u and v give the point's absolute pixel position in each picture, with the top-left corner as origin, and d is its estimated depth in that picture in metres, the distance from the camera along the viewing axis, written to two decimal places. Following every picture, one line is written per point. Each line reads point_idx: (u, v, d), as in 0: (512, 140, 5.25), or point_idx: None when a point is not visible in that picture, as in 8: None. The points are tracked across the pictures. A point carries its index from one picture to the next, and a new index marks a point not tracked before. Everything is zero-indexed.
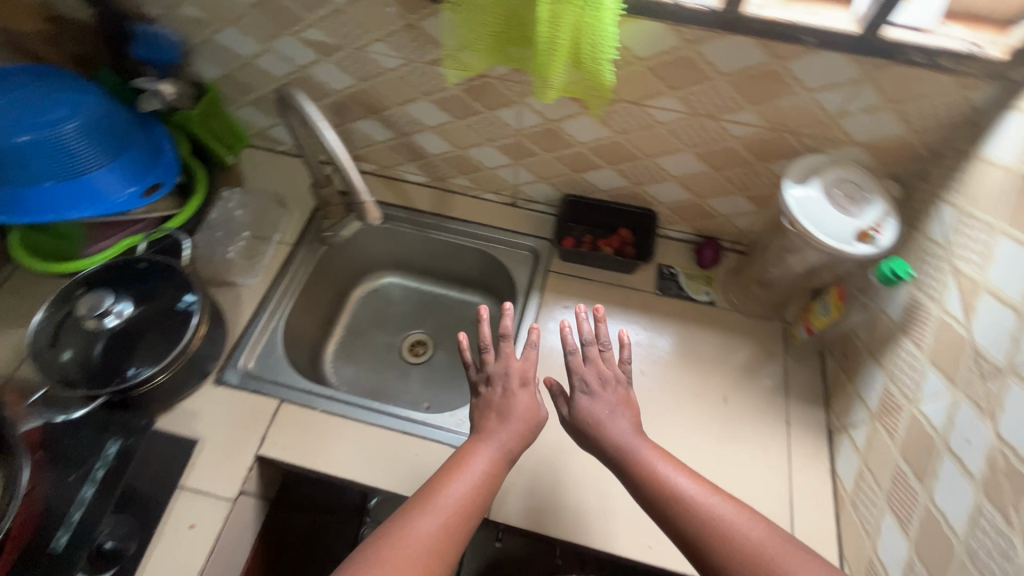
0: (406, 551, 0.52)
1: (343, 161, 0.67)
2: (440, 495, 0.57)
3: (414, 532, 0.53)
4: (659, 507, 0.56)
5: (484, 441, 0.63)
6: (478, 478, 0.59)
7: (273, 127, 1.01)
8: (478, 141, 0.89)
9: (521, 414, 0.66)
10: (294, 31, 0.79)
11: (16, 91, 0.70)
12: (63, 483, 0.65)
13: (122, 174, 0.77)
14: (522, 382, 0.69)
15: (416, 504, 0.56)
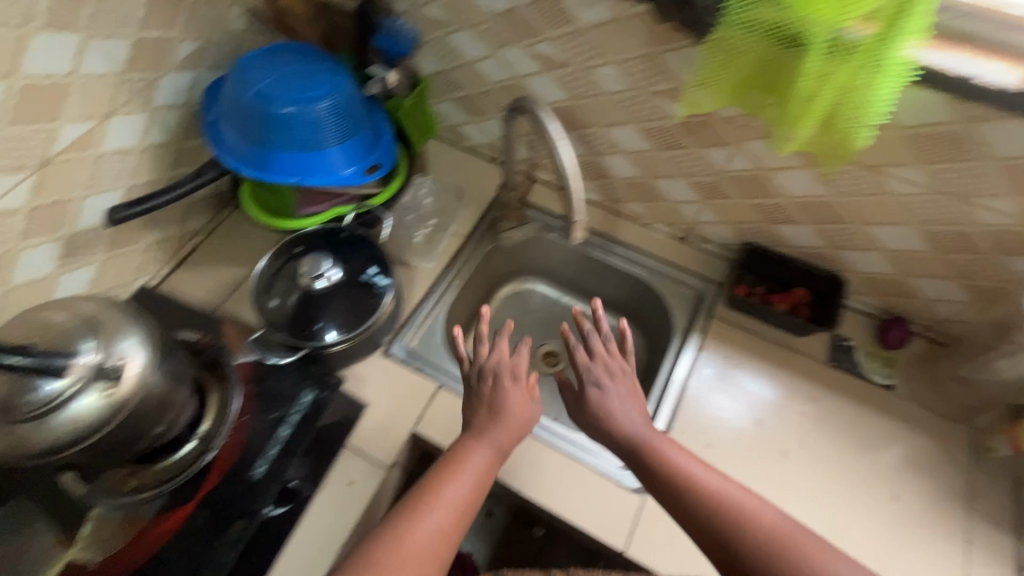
0: (420, 540, 0.60)
1: (573, 182, 0.67)
2: (437, 491, 0.64)
3: (426, 523, 0.61)
4: (668, 491, 0.64)
5: (476, 438, 0.71)
6: (474, 476, 0.67)
7: (466, 125, 1.06)
8: (673, 174, 0.88)
9: (510, 413, 0.72)
10: (525, 43, 0.82)
11: (287, 66, 0.80)
12: (266, 420, 0.75)
13: (349, 153, 0.83)
14: (513, 378, 0.74)
15: (420, 497, 0.64)
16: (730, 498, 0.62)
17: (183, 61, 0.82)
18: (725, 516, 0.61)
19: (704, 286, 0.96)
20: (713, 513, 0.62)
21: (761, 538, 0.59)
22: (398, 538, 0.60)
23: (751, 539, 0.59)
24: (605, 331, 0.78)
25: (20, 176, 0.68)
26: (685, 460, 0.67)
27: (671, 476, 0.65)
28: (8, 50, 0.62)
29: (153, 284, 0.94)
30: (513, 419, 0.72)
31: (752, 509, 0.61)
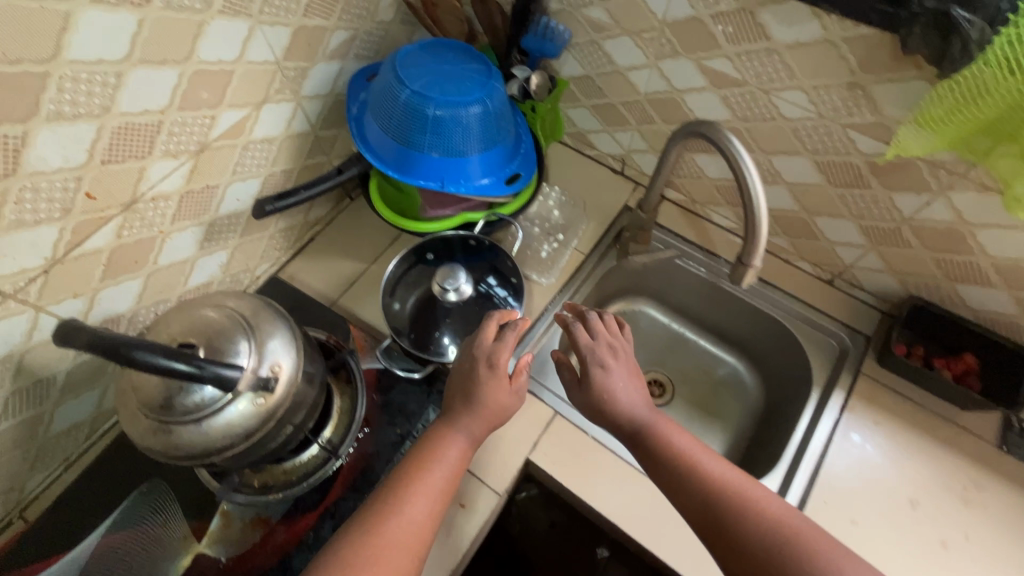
0: (397, 533, 0.57)
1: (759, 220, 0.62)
2: (415, 481, 0.61)
3: (406, 516, 0.59)
4: (678, 481, 0.62)
5: (449, 425, 0.66)
6: (448, 468, 0.64)
7: (597, 133, 1.00)
8: (840, 214, 0.79)
9: (492, 406, 0.66)
10: (697, 56, 0.74)
11: (440, 67, 0.76)
12: (390, 434, 0.73)
13: (489, 162, 0.80)
14: (490, 366, 0.67)
15: (397, 486, 0.61)
16: (732, 488, 0.60)
17: (332, 50, 0.79)
18: (728, 507, 0.59)
19: (850, 339, 0.87)
20: (715, 504, 0.59)
21: (770, 536, 0.56)
22: (373, 528, 0.58)
23: (756, 533, 0.57)
24: (608, 318, 0.75)
25: (179, 160, 0.68)
26: (686, 445, 0.64)
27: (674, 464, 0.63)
28: (188, 34, 0.60)
29: (273, 270, 0.93)
30: (489, 411, 0.66)
31: (757, 502, 0.59)
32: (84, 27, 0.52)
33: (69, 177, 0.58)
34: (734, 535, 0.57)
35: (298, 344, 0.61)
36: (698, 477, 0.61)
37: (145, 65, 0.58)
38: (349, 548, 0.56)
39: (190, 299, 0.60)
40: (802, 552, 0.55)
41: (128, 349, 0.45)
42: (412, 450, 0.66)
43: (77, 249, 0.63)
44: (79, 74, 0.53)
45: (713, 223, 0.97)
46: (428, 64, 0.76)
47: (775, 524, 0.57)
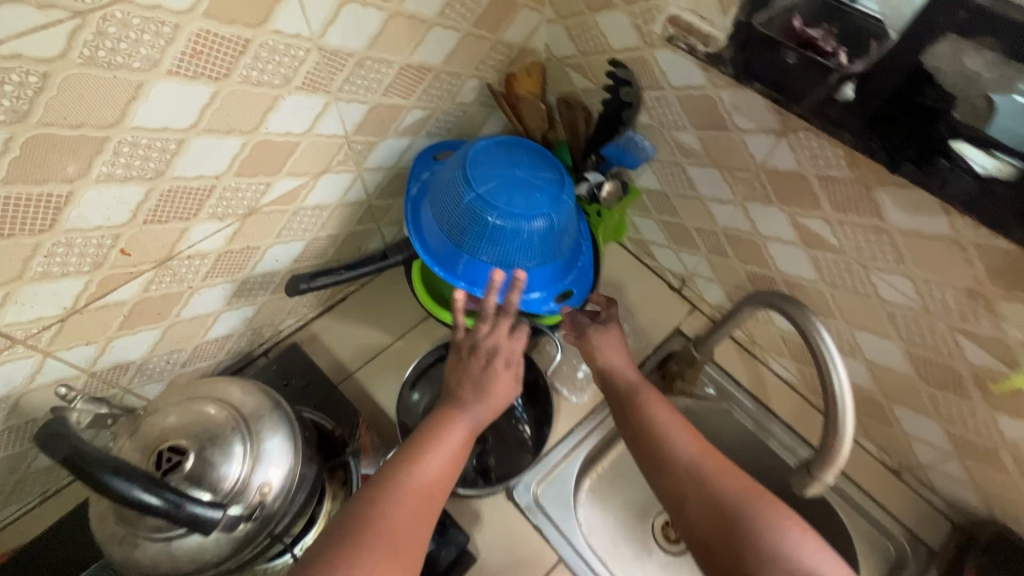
0: (420, 485, 0.59)
1: (844, 429, 0.53)
2: (429, 443, 0.62)
3: (425, 472, 0.60)
4: (654, 452, 0.67)
5: (456, 411, 0.66)
6: (458, 443, 0.64)
7: (660, 248, 0.93)
8: (924, 410, 0.69)
9: (498, 399, 0.67)
10: (791, 210, 0.67)
11: (512, 173, 0.72)
12: None
13: (541, 277, 0.75)
14: (506, 363, 0.69)
15: (412, 446, 0.62)
16: (696, 461, 0.65)
17: (405, 127, 0.76)
18: (694, 474, 0.64)
19: (909, 546, 0.76)
20: (681, 471, 0.65)
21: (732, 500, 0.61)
22: (395, 479, 0.58)
23: (722, 497, 0.62)
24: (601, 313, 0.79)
25: (224, 223, 0.65)
26: (663, 419, 0.69)
27: (649, 439, 0.68)
28: (261, 107, 0.58)
29: (297, 326, 0.89)
30: (497, 398, 0.67)
31: (716, 472, 0.64)
32: (154, 97, 0.49)
33: (106, 235, 0.55)
34: (702, 501, 0.62)
35: (298, 455, 0.54)
36: (667, 452, 0.66)
37: (208, 134, 0.55)
38: (377, 494, 0.57)
39: (195, 384, 0.56)
40: (760, 520, 0.59)
41: (110, 471, 0.40)
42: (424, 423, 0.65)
43: (98, 300, 0.59)
44: (139, 140, 0.51)
45: (770, 369, 0.88)
46: (501, 166, 0.72)
47: (738, 496, 0.61)
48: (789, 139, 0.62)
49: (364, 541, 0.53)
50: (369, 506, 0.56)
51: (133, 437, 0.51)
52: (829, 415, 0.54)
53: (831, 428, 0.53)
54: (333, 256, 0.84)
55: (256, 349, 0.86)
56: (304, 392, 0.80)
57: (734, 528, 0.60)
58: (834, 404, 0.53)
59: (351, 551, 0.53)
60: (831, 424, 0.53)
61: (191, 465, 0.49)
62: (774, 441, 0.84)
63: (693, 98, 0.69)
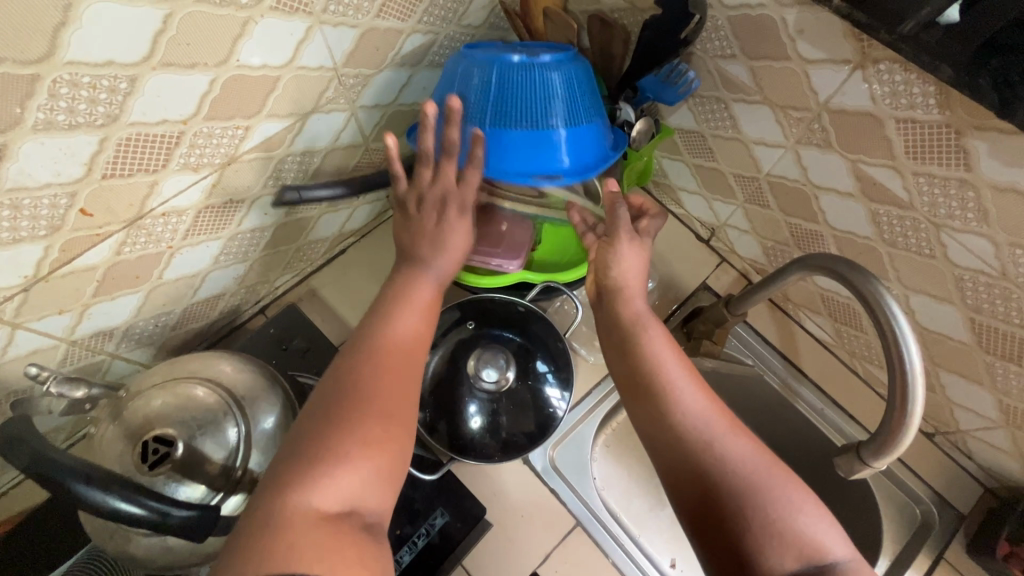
0: (395, 348, 0.52)
1: (913, 390, 0.46)
2: (396, 307, 0.55)
3: (393, 337, 0.52)
4: (646, 396, 0.55)
5: (420, 267, 0.59)
6: (421, 307, 0.57)
7: (691, 194, 0.84)
8: (979, 380, 0.63)
9: (451, 247, 0.61)
10: (854, 158, 0.58)
11: (518, 47, 0.66)
12: (390, 534, 0.66)
13: (580, 136, 0.65)
14: (461, 210, 0.61)
15: (375, 315, 0.54)
16: (704, 420, 0.52)
17: (404, 55, 0.65)
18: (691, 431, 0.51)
19: (937, 511, 0.73)
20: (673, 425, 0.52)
21: (732, 460, 0.49)
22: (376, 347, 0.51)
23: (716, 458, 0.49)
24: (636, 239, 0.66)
25: (199, 174, 0.56)
26: (671, 369, 0.55)
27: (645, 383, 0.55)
28: (230, 34, 0.47)
29: (295, 281, 0.83)
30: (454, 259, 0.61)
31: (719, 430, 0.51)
32: (90, 22, 0.39)
33: (60, 193, 0.47)
34: (704, 470, 0.49)
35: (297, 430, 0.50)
36: (669, 406, 0.53)
37: (166, 69, 0.46)
38: (353, 367, 0.49)
39: (181, 361, 0.50)
40: (768, 490, 0.47)
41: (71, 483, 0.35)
42: (385, 288, 0.59)
43: (66, 266, 0.53)
44: (79, 78, 0.41)
45: (803, 327, 0.81)
46: (506, 46, 0.67)
47: (744, 460, 0.49)
48: (866, 72, 0.52)
49: (346, 413, 0.46)
50: (345, 379, 0.48)
51: (114, 423, 0.46)
52: (896, 408, 0.47)
53: (896, 422, 0.47)
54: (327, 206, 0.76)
55: (251, 307, 0.80)
56: (306, 356, 0.75)
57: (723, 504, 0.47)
58: (903, 402, 0.46)
59: (338, 430, 0.44)
60: (895, 388, 0.47)
61: (182, 453, 0.45)
62: (801, 403, 0.80)
63: (748, 18, 0.58)
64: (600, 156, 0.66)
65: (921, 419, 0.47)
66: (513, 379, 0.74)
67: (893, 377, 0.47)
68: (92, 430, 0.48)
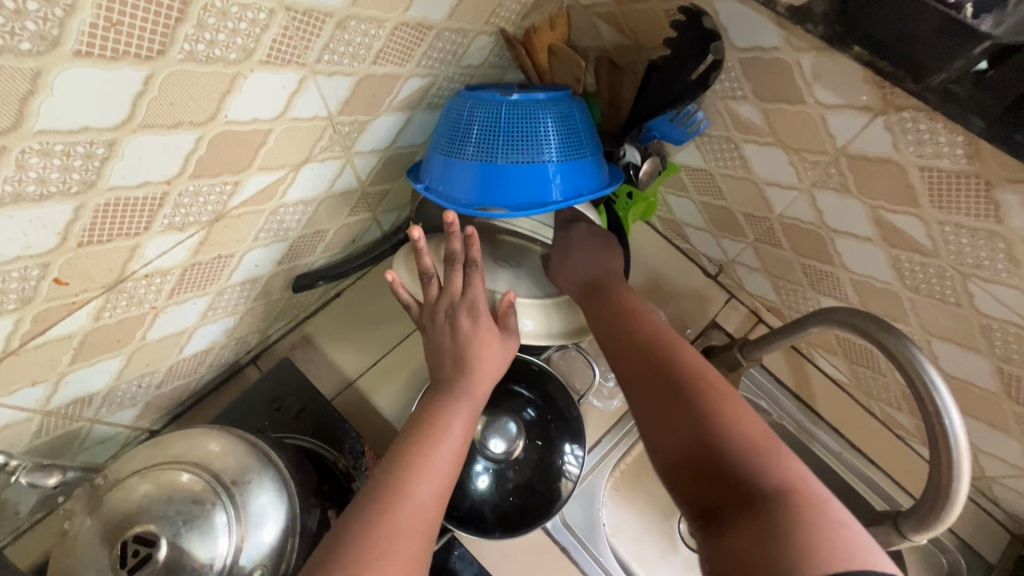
0: (415, 499, 0.48)
1: (960, 467, 0.43)
2: (422, 452, 0.51)
3: (414, 491, 0.48)
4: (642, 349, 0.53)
5: (455, 364, 0.58)
6: (452, 455, 0.52)
7: (698, 231, 0.82)
8: (1006, 429, 0.61)
9: (483, 358, 0.58)
10: (874, 204, 0.56)
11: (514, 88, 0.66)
12: None
13: (574, 171, 0.62)
14: (474, 314, 0.59)
15: (413, 437, 0.52)
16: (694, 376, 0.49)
17: (401, 100, 0.62)
18: (685, 383, 0.48)
19: (965, 560, 0.70)
20: (644, 346, 0.54)
21: (696, 379, 0.48)
22: (399, 483, 0.48)
23: (681, 373, 0.49)
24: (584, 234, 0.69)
25: (185, 234, 0.52)
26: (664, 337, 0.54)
27: (624, 327, 0.57)
28: (216, 91, 0.44)
29: (287, 329, 0.79)
30: (489, 363, 0.58)
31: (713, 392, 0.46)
32: (62, 89, 0.36)
33: (31, 265, 0.43)
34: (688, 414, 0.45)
35: (295, 513, 0.47)
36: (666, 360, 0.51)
37: (149, 130, 0.42)
38: (366, 512, 0.46)
39: (167, 439, 0.46)
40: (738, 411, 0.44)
41: None
42: (416, 415, 0.55)
43: (39, 338, 0.49)
44: (51, 147, 0.38)
45: (816, 367, 0.79)
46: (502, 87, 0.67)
47: (716, 381, 0.48)
48: (888, 119, 0.49)
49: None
50: (358, 528, 0.45)
51: (93, 517, 0.43)
52: (939, 484, 0.45)
53: (940, 498, 0.45)
54: (321, 252, 0.73)
55: (242, 358, 0.76)
56: (300, 416, 0.71)
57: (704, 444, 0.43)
58: (948, 477, 0.44)
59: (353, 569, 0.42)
60: (938, 465, 0.44)
61: (166, 553, 0.41)
62: (818, 446, 0.77)
63: (761, 61, 0.56)
64: (592, 187, 0.62)
65: (967, 497, 0.44)
66: (521, 443, 0.71)
67: (936, 451, 0.44)
68: (67, 524, 0.44)
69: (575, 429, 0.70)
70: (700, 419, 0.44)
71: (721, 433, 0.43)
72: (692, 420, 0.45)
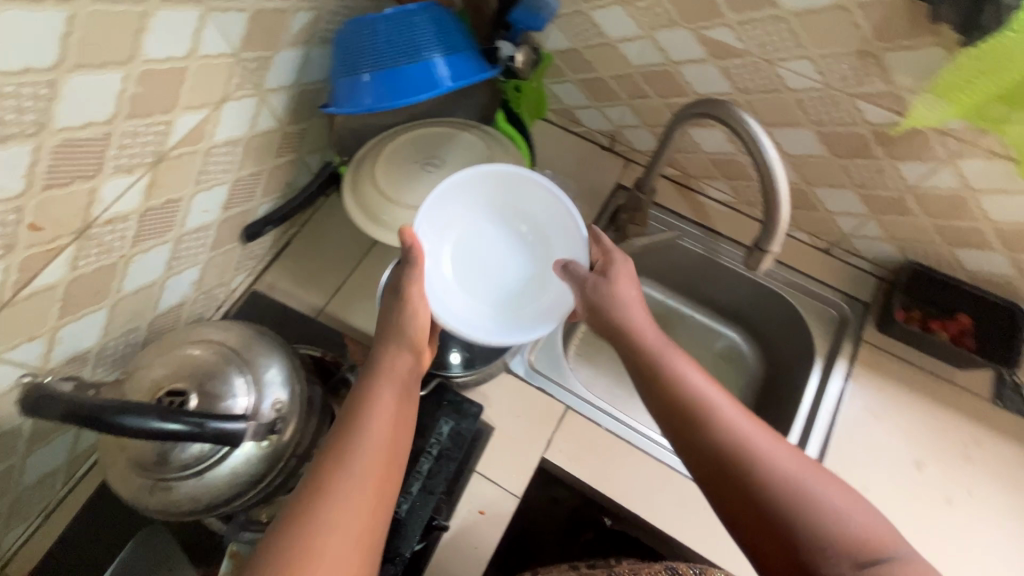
0: (340, 504, 0.49)
1: (773, 170, 0.58)
2: (347, 460, 0.52)
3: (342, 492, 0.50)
4: (706, 418, 0.56)
5: (397, 346, 0.63)
6: (378, 457, 0.53)
7: (585, 110, 0.95)
8: (842, 184, 0.77)
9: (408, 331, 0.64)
10: (696, 26, 0.70)
11: None
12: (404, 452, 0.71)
13: (457, 62, 0.72)
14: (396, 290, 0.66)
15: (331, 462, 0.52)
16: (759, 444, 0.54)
17: (295, 34, 0.71)
18: (751, 451, 0.53)
19: (850, 308, 0.86)
20: (696, 418, 0.56)
21: (758, 448, 0.53)
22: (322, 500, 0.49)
23: (754, 451, 0.53)
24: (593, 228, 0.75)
25: (134, 176, 0.60)
26: (722, 403, 0.57)
27: (670, 398, 0.59)
28: (132, 29, 0.52)
29: (250, 282, 0.86)
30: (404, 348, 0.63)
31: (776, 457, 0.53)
32: (4, 29, 0.43)
33: (8, 210, 0.50)
34: (761, 483, 0.52)
35: (299, 376, 0.55)
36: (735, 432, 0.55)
37: (82, 71, 0.50)
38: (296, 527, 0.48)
39: (172, 334, 0.55)
40: (808, 483, 0.51)
41: (97, 411, 0.40)
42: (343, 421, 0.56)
43: (28, 287, 0.55)
44: (4, 88, 0.45)
45: (708, 196, 0.94)
46: None
47: (779, 457, 0.53)
48: None
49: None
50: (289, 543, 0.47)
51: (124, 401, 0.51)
52: (768, 192, 0.59)
53: (772, 202, 0.59)
54: (261, 198, 0.81)
55: (216, 314, 0.83)
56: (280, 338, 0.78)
57: (783, 515, 0.50)
58: (771, 185, 0.58)
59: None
60: (763, 181, 0.58)
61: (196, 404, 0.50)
62: (724, 256, 0.92)
63: None
64: (475, 75, 0.73)
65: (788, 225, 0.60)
66: None
67: (766, 193, 0.59)
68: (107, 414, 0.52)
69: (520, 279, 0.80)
70: (773, 507, 0.50)
71: (804, 519, 0.49)
72: (764, 502, 0.51)
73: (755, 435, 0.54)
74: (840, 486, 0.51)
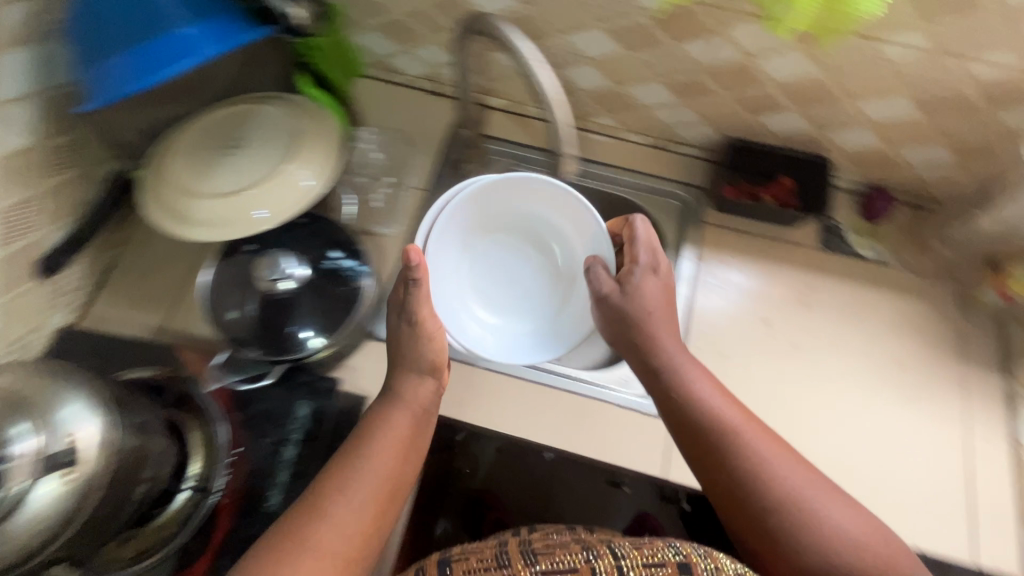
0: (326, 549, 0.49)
1: (533, 66, 0.57)
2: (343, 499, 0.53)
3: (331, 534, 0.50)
4: (718, 428, 0.61)
5: (418, 372, 0.64)
6: (372, 499, 0.54)
7: (397, 57, 0.91)
8: (646, 77, 0.79)
9: (423, 363, 0.64)
10: None
11: None
12: (264, 445, 0.68)
13: (212, 25, 0.65)
14: (411, 320, 0.65)
15: (325, 501, 0.52)
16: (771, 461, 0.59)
17: (13, 30, 0.62)
18: (764, 466, 0.58)
19: (690, 195, 0.90)
20: (714, 427, 0.61)
21: (769, 466, 0.58)
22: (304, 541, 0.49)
23: (765, 467, 0.58)
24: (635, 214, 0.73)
25: None
26: (736, 416, 0.62)
27: (684, 406, 0.63)
28: None
29: (70, 321, 0.78)
30: (418, 387, 0.63)
31: (784, 474, 0.58)
32: None
33: None
34: (766, 492, 0.57)
35: (106, 403, 0.51)
36: (746, 443, 0.60)
37: None
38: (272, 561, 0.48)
39: None
40: (814, 500, 0.56)
41: None
42: (339, 454, 0.57)
43: None
44: None
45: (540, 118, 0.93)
46: None
47: (787, 474, 0.58)
48: None
49: None
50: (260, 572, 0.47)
51: None
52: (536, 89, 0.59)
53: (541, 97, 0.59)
54: (46, 226, 0.72)
55: None
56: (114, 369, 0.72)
57: (781, 519, 0.55)
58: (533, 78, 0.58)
59: None
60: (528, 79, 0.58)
61: None
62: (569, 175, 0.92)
63: None
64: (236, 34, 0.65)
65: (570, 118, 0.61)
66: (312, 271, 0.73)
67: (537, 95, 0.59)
68: None
69: (357, 242, 0.77)
70: (775, 512, 0.56)
71: (800, 529, 0.55)
72: (766, 507, 0.56)
73: (769, 452, 0.59)
74: (837, 498, 0.57)
